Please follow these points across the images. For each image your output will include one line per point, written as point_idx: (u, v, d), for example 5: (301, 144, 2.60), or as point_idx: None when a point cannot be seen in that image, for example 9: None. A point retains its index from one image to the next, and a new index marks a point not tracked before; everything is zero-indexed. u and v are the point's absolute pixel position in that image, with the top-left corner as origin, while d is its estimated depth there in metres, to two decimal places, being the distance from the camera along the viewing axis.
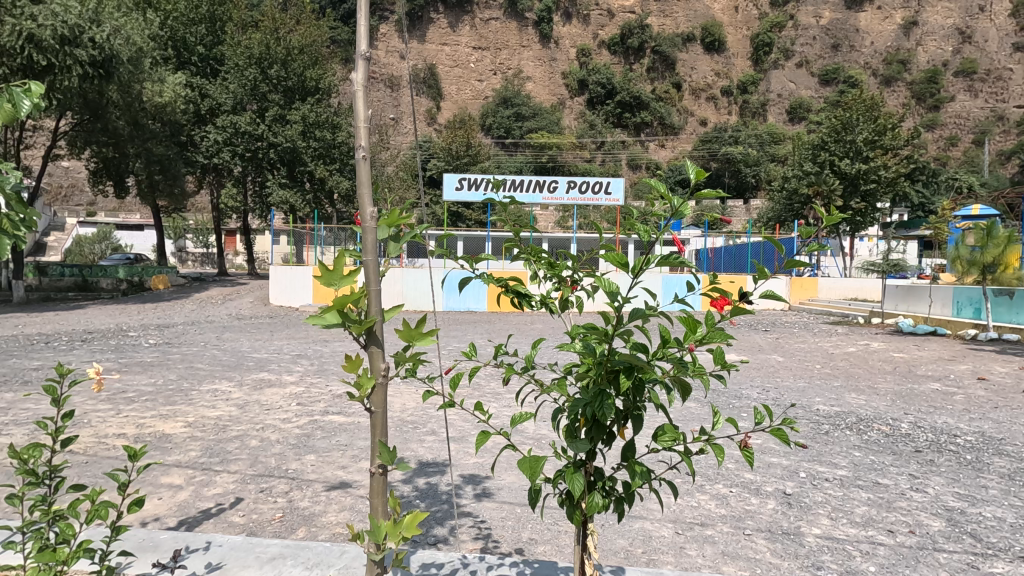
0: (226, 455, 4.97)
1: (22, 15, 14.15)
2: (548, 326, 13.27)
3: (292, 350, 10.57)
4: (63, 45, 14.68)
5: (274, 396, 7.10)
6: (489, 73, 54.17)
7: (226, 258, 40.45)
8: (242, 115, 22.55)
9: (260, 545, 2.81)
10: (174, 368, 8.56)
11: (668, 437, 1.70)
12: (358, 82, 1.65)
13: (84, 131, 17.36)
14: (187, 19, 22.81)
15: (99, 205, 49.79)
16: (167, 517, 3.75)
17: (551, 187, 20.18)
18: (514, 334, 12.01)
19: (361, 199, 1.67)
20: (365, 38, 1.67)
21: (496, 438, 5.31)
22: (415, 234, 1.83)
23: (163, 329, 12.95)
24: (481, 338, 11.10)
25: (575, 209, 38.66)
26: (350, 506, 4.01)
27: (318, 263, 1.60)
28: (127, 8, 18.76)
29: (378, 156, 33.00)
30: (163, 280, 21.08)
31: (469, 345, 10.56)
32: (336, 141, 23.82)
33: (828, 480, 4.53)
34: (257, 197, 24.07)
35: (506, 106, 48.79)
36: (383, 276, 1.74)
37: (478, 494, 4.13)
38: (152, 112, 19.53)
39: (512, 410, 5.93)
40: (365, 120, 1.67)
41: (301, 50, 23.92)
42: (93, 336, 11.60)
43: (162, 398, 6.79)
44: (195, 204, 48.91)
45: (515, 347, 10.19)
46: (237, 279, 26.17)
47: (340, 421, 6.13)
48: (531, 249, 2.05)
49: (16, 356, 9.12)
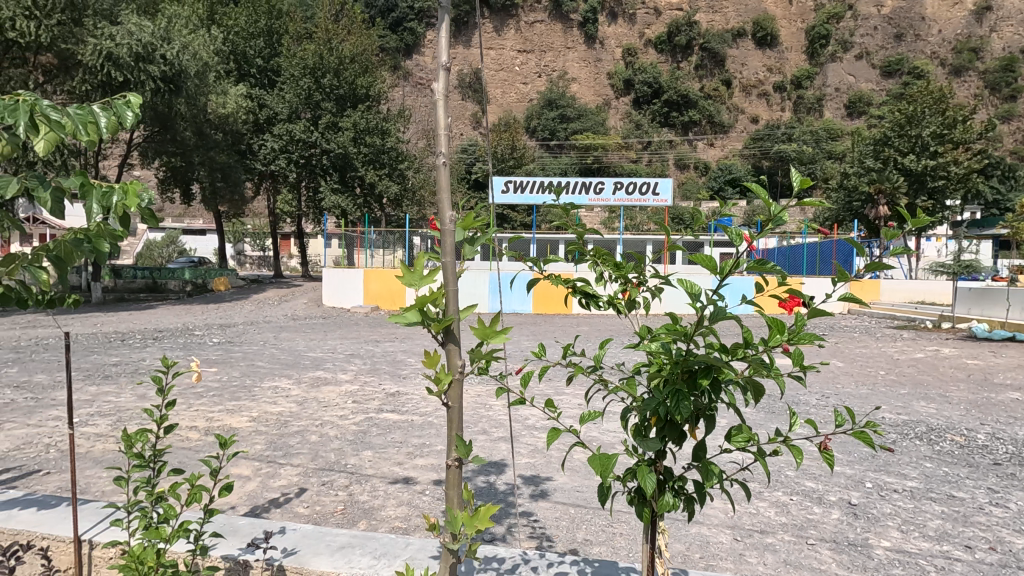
0: (289, 449, 5.20)
1: (103, 36, 15.30)
2: (603, 328, 13.28)
3: (346, 350, 10.92)
4: (138, 62, 15.74)
5: (330, 394, 7.38)
6: (534, 75, 54.41)
7: (281, 261, 42.17)
8: (297, 123, 23.48)
9: (330, 533, 2.94)
10: (238, 366, 9.02)
11: (742, 437, 1.68)
12: (440, 89, 1.75)
13: (155, 142, 18.48)
14: (248, 33, 23.99)
15: (165, 211, 52.78)
16: (240, 504, 3.98)
17: (597, 189, 20.04)
18: (583, 334, 12.17)
19: (441, 203, 1.75)
20: (446, 50, 1.77)
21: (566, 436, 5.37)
22: (489, 235, 1.88)
23: (225, 328, 13.64)
24: (551, 338, 11.31)
25: (622, 211, 38.23)
26: (408, 501, 4.14)
27: (400, 264, 1.68)
28: (194, 25, 19.92)
29: (425, 159, 33.67)
30: (225, 282, 22.28)
31: (539, 345, 10.79)
32: (385, 146, 24.45)
33: (897, 491, 4.34)
34: (311, 201, 24.98)
35: (551, 108, 48.75)
36: (459, 276, 1.80)
37: (533, 494, 4.18)
38: (216, 123, 20.58)
39: (575, 411, 5.98)
40: (446, 127, 1.76)
41: (353, 59, 24.66)
42: (164, 335, 12.35)
43: (228, 394, 7.17)
44: (253, 209, 51.28)
45: (582, 348, 10.32)
46: (292, 281, 27.23)
47: (394, 419, 6.31)
48: (599, 250, 2.07)
49: (96, 353, 9.81)
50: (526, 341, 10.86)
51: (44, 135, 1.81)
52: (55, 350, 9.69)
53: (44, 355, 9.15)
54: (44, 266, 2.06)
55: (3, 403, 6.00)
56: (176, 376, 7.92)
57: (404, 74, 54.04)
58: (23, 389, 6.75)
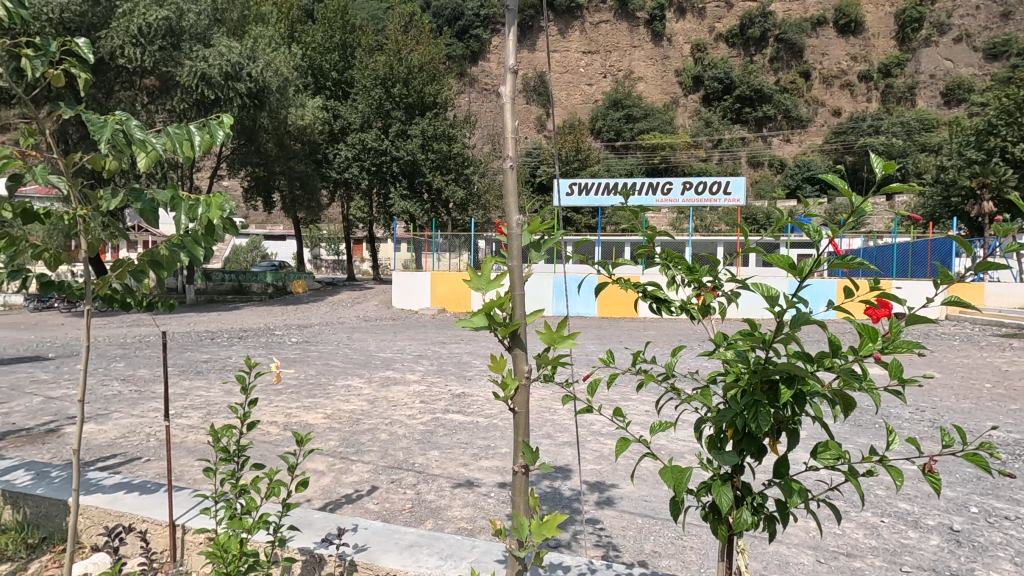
0: (361, 446, 5.39)
1: (197, 58, 16.60)
2: (676, 334, 12.85)
3: (413, 350, 11.22)
4: (227, 80, 16.96)
5: (399, 393, 7.59)
6: (599, 76, 53.90)
7: (354, 264, 44.07)
8: (369, 132, 24.42)
9: (399, 531, 3.00)
10: (314, 364, 9.47)
11: (831, 455, 1.55)
12: (507, 94, 1.74)
13: (241, 154, 19.82)
14: (324, 49, 25.23)
15: (250, 218, 56.48)
16: (315, 498, 4.16)
17: (665, 189, 19.54)
18: (653, 340, 11.81)
19: (507, 206, 1.74)
20: (513, 52, 1.76)
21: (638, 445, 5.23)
22: (557, 239, 1.85)
23: (302, 328, 14.37)
24: (620, 344, 11.06)
25: (691, 212, 37.04)
26: (473, 503, 4.17)
27: (468, 269, 1.68)
28: (276, 43, 21.21)
29: (490, 164, 34.13)
30: (302, 285, 23.57)
31: (608, 350, 10.57)
32: (452, 151, 25.02)
33: (1009, 519, 3.90)
34: (381, 207, 25.89)
35: (617, 108, 48.01)
36: (526, 280, 1.78)
37: (598, 501, 4.09)
38: (295, 134, 21.80)
39: (650, 419, 5.82)
40: (513, 132, 1.75)
41: (421, 68, 25.44)
42: (248, 334, 13.18)
43: (305, 391, 7.54)
44: (328, 215, 53.89)
45: (654, 354, 10.02)
46: (363, 283, 28.35)
47: (460, 420, 6.40)
48: (668, 253, 1.99)
49: (190, 350, 10.63)
50: (595, 347, 10.69)
51: (141, 148, 1.96)
52: (155, 346, 10.59)
53: (146, 351, 10.03)
54: (144, 272, 2.25)
55: (112, 395, 6.62)
56: (262, 375, 8.31)
57: (470, 80, 55.07)
58: (128, 381, 7.42)
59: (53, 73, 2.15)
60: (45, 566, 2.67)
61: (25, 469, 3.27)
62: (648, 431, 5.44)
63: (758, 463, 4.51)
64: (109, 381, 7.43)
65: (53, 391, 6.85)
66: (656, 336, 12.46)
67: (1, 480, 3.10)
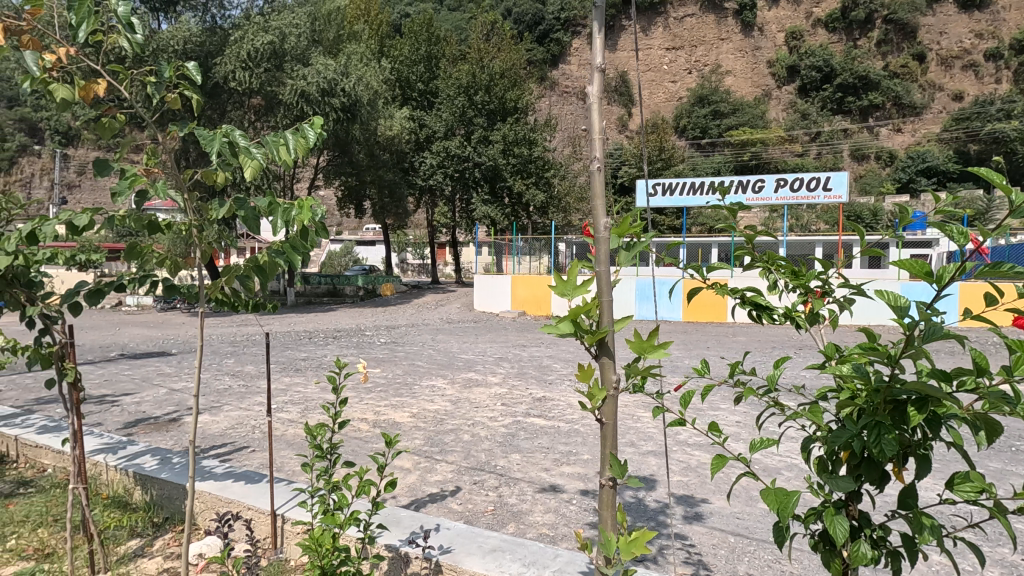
0: (445, 446, 5.51)
1: (298, 77, 17.88)
2: (777, 343, 11.98)
3: (495, 353, 11.36)
4: (323, 96, 18.13)
5: (481, 395, 7.70)
6: (684, 72, 52.24)
7: (438, 268, 45.52)
8: (453, 139, 25.07)
9: (482, 535, 3.00)
10: (401, 365, 9.84)
11: (972, 488, 1.35)
12: (593, 93, 1.68)
13: (336, 165, 21.08)
14: (410, 61, 26.26)
15: (343, 225, 60.02)
16: (402, 495, 4.29)
17: (756, 187, 18.48)
18: (752, 351, 11.07)
19: (593, 209, 1.68)
20: (600, 51, 1.71)
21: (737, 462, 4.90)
22: (647, 240, 1.75)
23: (390, 329, 15.00)
24: (715, 354, 10.48)
25: (785, 211, 34.79)
26: (555, 509, 4.11)
27: (554, 274, 1.64)
28: (367, 59, 22.37)
29: (570, 166, 34.00)
30: (390, 288, 24.67)
31: (702, 360, 10.05)
32: (532, 155, 25.22)
33: None
34: (464, 212, 26.46)
35: (703, 104, 46.12)
36: (614, 284, 1.70)
37: (686, 516, 3.88)
38: (384, 145, 22.84)
39: (752, 435, 5.45)
40: (600, 132, 1.69)
41: (502, 75, 25.89)
42: (341, 334, 13.96)
43: (393, 390, 7.83)
44: (415, 221, 56.06)
45: (753, 364, 9.39)
46: (447, 287, 29.14)
47: (541, 424, 6.37)
48: (769, 255, 1.82)
49: (290, 348, 11.43)
50: (688, 356, 10.21)
51: (245, 160, 2.10)
52: (260, 344, 11.50)
53: (252, 349, 10.91)
54: (248, 276, 2.40)
55: (223, 388, 7.24)
56: (352, 375, 8.73)
57: (551, 84, 55.22)
58: (237, 377, 8.10)
59: (172, 95, 2.36)
60: (167, 543, 2.92)
61: (150, 454, 3.61)
62: (747, 448, 5.09)
63: (879, 491, 4.06)
64: (221, 376, 8.15)
65: (175, 383, 7.61)
66: (754, 345, 11.68)
67: (132, 463, 3.45)
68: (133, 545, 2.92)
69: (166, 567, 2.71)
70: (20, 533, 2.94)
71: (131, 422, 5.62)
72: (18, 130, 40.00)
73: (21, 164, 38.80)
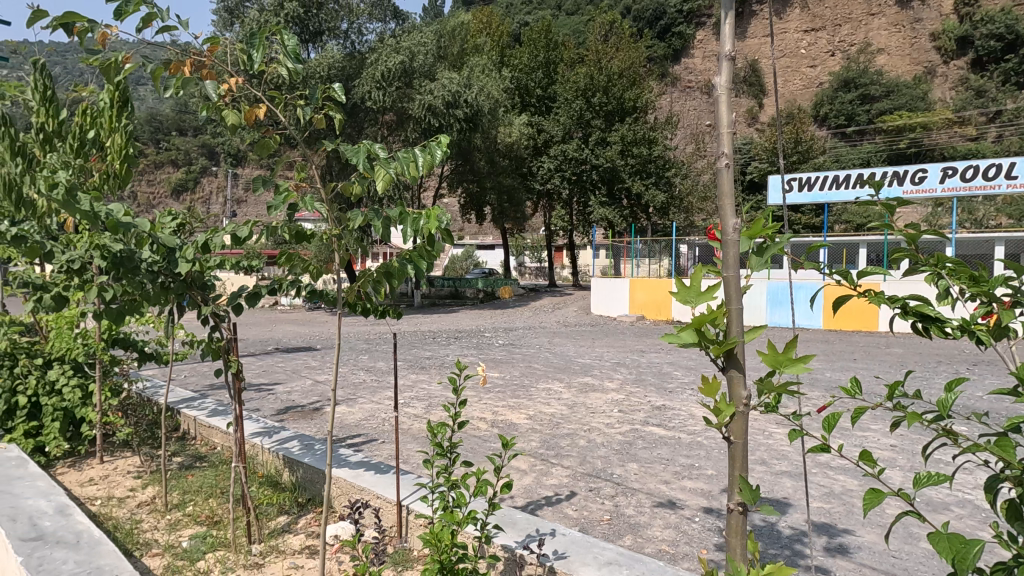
0: (560, 450, 5.49)
1: (425, 92, 18.98)
2: (945, 359, 10.34)
3: (612, 358, 11.12)
4: (448, 108, 19.10)
5: (598, 400, 7.57)
6: (825, 55, 47.74)
7: (555, 271, 45.85)
8: (571, 143, 24.93)
9: (597, 546, 2.92)
10: (518, 367, 10.00)
11: None
12: (724, 85, 1.55)
13: (459, 174, 22.03)
14: (529, 69, 26.60)
15: (465, 230, 62.67)
16: (518, 496, 4.35)
17: (916, 178, 16.19)
18: (915, 368, 9.65)
19: (723, 209, 1.54)
20: (730, 38, 1.57)
21: (895, 497, 4.27)
22: (785, 242, 1.57)
23: (508, 331, 15.35)
24: (868, 370, 9.29)
25: (953, 204, 30.13)
26: (675, 525, 3.90)
27: (675, 280, 1.52)
28: (488, 69, 23.13)
29: (694, 164, 32.44)
30: (509, 290, 25.50)
31: (851, 376, 8.97)
32: (652, 155, 24.54)
33: None
34: (581, 216, 26.25)
35: (849, 88, 41.51)
36: (745, 292, 1.55)
37: (828, 547, 3.47)
38: (503, 151, 23.41)
39: (916, 467, 4.73)
40: (730, 126, 1.55)
41: (621, 75, 25.47)
42: (462, 335, 14.56)
43: (510, 391, 7.99)
44: (532, 225, 57.00)
45: (917, 386, 8.19)
46: (564, 290, 29.17)
47: (660, 434, 6.10)
48: (942, 259, 1.54)
49: (416, 347, 12.16)
50: (832, 371, 9.19)
51: (379, 173, 2.26)
52: (390, 343, 12.36)
53: (383, 347, 11.76)
54: (379, 281, 2.58)
55: (358, 382, 7.88)
56: (472, 376, 9.05)
57: (673, 79, 53.29)
58: (370, 372, 8.78)
59: (317, 116, 2.59)
60: (309, 522, 3.22)
61: (296, 440, 4.01)
62: (908, 480, 4.43)
63: None
64: (356, 371, 8.88)
65: (319, 376, 8.44)
66: (915, 360, 10.19)
67: (281, 447, 3.86)
68: (282, 521, 3.25)
69: (308, 544, 2.98)
70: (197, 500, 3.41)
71: (283, 409, 6.32)
72: (201, 155, 47.00)
73: (203, 184, 45.53)
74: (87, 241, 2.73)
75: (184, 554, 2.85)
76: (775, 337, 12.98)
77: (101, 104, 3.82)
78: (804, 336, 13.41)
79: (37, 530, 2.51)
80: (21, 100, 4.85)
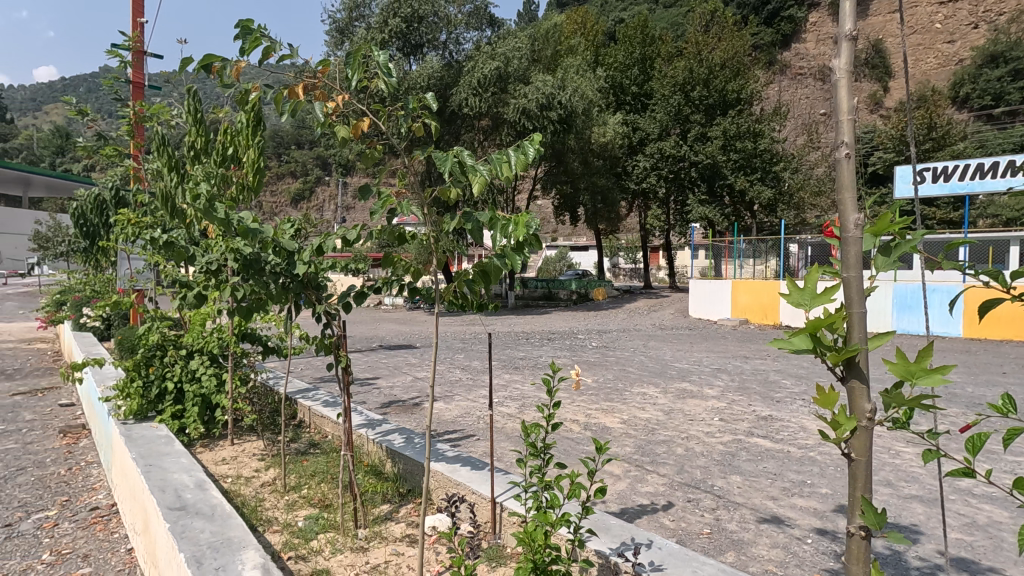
0: (656, 457, 5.31)
1: (520, 96, 19.23)
2: None
3: (712, 363, 10.58)
4: (542, 110, 19.21)
5: (696, 408, 7.23)
6: (966, 29, 42.63)
7: (650, 273, 44.56)
8: (668, 140, 23.98)
9: (696, 560, 2.78)
10: (612, 370, 9.81)
11: None
12: (841, 70, 1.42)
13: (552, 175, 22.06)
14: (625, 66, 25.99)
15: (559, 232, 62.73)
16: (611, 502, 4.26)
17: None
18: None
19: (841, 202, 1.41)
20: (850, 17, 1.44)
21: None
22: (918, 239, 1.40)
23: (602, 333, 15.12)
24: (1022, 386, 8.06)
25: None
26: (783, 545, 3.62)
27: (786, 281, 1.41)
28: (582, 70, 22.96)
29: (806, 156, 30.11)
30: (602, 292, 25.10)
31: (1001, 392, 7.83)
32: (757, 149, 23.15)
33: None
34: (679, 215, 25.27)
35: (997, 63, 36.51)
36: (869, 295, 1.41)
37: None
38: (598, 151, 23.09)
39: None
40: (850, 113, 1.42)
41: (723, 66, 24.27)
42: (555, 336, 14.55)
43: (604, 395, 7.86)
44: (627, 226, 55.80)
45: None
46: (660, 291, 28.23)
47: (766, 446, 5.71)
48: None
49: (510, 348, 12.35)
50: (976, 386, 8.09)
51: (472, 176, 2.32)
52: (485, 343, 12.65)
53: (478, 346, 12.06)
54: (475, 282, 2.64)
55: (455, 380, 8.15)
56: (566, 378, 9.00)
57: (782, 67, 49.92)
58: (466, 371, 9.04)
59: (416, 124, 2.72)
60: (409, 512, 3.36)
61: (398, 433, 4.22)
62: None
63: None
64: (453, 369, 9.18)
65: (418, 373, 8.83)
66: None
67: (385, 438, 4.08)
68: (385, 508, 3.43)
69: (408, 532, 3.12)
70: (311, 484, 3.69)
71: (386, 403, 6.68)
72: (315, 166, 50.94)
73: (317, 193, 49.34)
74: (223, 247, 3.07)
75: (300, 533, 3.09)
76: (906, 346, 11.64)
77: (233, 125, 4.29)
78: (940, 345, 11.92)
79: (180, 501, 2.85)
80: (171, 123, 5.56)
